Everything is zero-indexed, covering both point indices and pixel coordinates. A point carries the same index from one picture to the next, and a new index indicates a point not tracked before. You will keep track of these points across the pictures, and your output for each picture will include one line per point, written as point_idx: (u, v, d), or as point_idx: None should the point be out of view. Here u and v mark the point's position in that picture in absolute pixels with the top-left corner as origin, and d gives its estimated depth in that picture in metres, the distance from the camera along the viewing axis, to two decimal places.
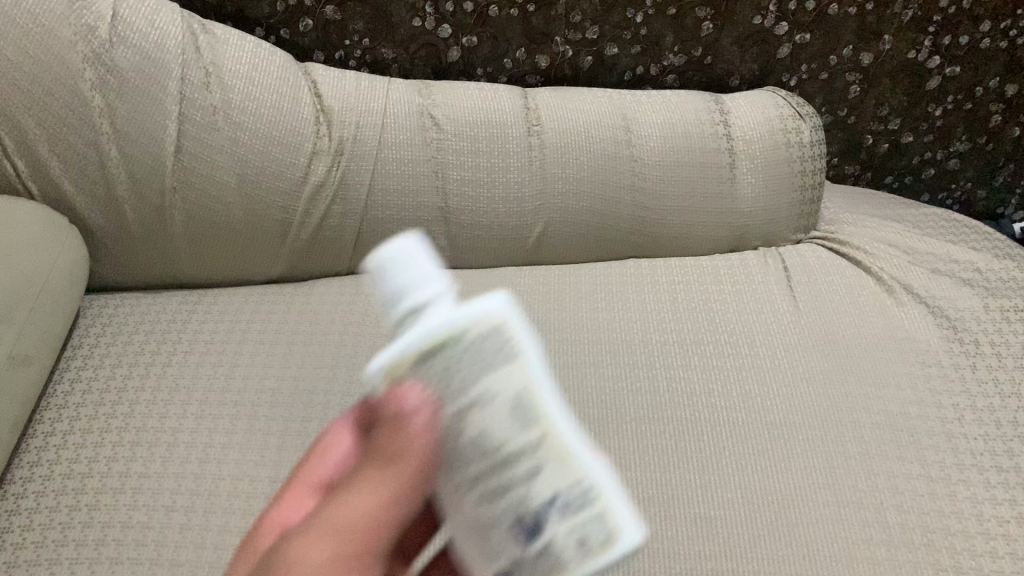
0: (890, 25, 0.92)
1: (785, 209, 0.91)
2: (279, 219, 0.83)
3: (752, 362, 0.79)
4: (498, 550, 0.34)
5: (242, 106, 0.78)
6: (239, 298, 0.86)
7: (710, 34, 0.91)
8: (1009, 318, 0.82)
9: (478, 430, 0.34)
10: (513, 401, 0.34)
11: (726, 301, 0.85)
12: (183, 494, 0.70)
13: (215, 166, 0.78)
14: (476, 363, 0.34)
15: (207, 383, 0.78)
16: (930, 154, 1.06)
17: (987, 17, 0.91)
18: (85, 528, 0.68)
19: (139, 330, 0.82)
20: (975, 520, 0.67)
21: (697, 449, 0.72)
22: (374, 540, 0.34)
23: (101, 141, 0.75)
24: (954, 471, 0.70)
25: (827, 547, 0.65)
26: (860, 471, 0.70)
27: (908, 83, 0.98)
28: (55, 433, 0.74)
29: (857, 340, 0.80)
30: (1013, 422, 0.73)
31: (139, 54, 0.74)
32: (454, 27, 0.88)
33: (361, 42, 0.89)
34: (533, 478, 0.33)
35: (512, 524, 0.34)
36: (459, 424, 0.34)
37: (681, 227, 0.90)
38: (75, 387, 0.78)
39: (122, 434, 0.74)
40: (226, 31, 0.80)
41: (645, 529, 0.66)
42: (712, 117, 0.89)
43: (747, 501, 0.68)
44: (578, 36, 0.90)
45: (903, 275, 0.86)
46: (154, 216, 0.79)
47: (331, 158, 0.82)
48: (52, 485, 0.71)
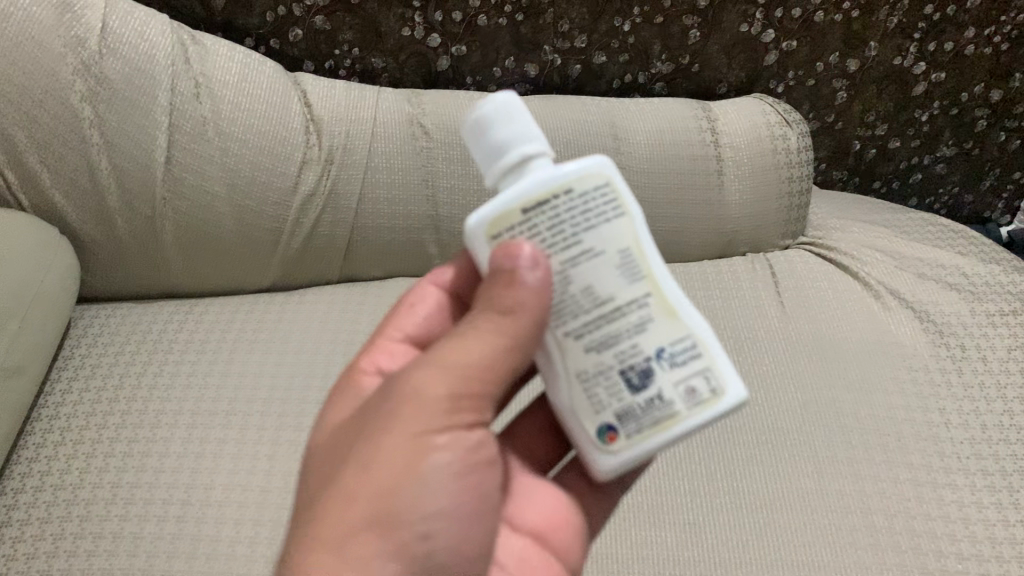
0: (875, 32, 0.92)
1: (773, 215, 0.92)
2: (270, 228, 0.83)
3: (741, 368, 0.79)
4: (608, 390, 0.42)
5: (231, 117, 0.79)
6: (230, 306, 0.87)
7: (697, 43, 0.92)
8: (995, 322, 0.83)
9: (590, 282, 0.42)
10: (621, 257, 0.42)
11: (716, 307, 0.86)
12: (174, 503, 0.70)
13: (205, 176, 0.79)
14: (589, 224, 0.42)
15: (199, 392, 0.78)
16: (917, 159, 1.07)
17: (972, 24, 0.92)
18: (78, 540, 0.68)
19: (131, 339, 0.83)
20: (962, 523, 0.68)
21: (686, 454, 0.72)
22: (488, 381, 0.41)
23: (92, 152, 0.75)
24: (941, 474, 0.71)
25: (816, 553, 0.65)
26: (847, 475, 0.70)
27: (894, 89, 0.99)
28: (47, 443, 0.75)
29: (845, 345, 0.81)
30: (999, 426, 0.74)
31: (128, 66, 0.75)
32: (443, 37, 0.89)
33: (351, 52, 0.89)
34: (644, 330, 0.42)
35: (624, 369, 0.42)
36: (575, 277, 0.42)
37: (671, 234, 0.90)
38: (66, 399, 0.78)
39: (114, 444, 0.74)
40: (215, 42, 0.81)
41: (634, 535, 0.67)
42: (700, 124, 0.90)
43: (736, 507, 0.68)
44: (567, 46, 0.91)
45: (889, 280, 0.87)
46: (144, 226, 0.79)
47: (321, 167, 0.83)
48: (43, 496, 0.71)
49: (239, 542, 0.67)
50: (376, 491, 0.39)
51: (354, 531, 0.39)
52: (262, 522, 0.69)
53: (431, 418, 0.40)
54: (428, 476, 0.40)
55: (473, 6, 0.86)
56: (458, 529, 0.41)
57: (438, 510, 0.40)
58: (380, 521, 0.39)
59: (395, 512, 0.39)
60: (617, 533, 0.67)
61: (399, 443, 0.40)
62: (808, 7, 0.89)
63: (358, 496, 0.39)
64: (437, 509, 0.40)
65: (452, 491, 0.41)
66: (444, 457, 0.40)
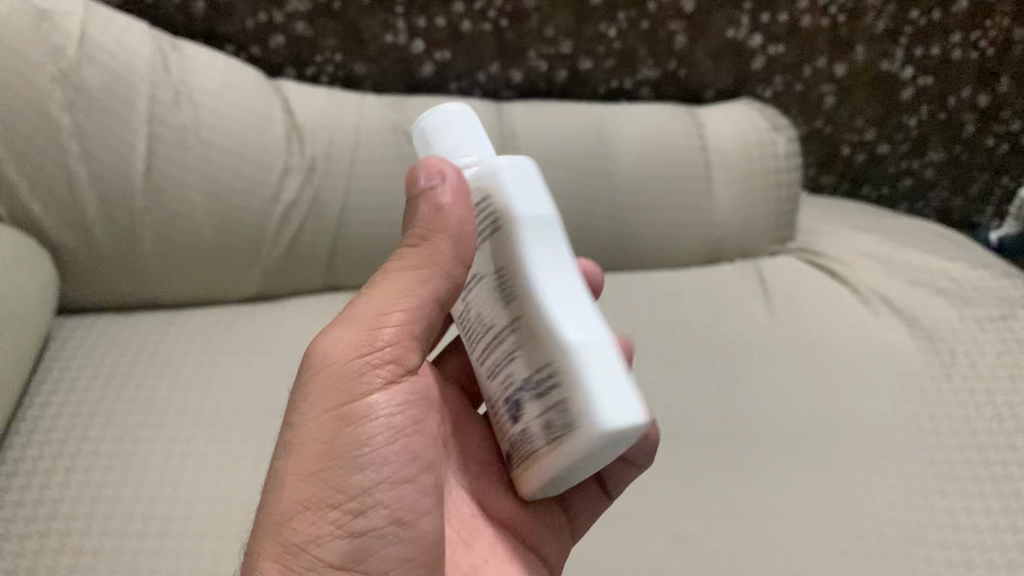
0: (863, 36, 0.92)
1: (761, 220, 0.91)
2: (252, 237, 0.82)
3: (730, 376, 0.78)
4: (502, 403, 0.43)
5: (212, 126, 0.78)
6: (212, 317, 0.85)
7: (684, 48, 0.91)
8: (982, 327, 0.81)
9: (483, 302, 0.44)
10: (501, 277, 0.42)
11: (705, 313, 0.84)
12: (155, 518, 0.67)
13: (185, 184, 0.78)
14: (483, 242, 0.43)
15: (182, 404, 0.76)
16: (906, 164, 1.07)
17: (958, 29, 0.92)
18: (57, 556, 0.64)
19: (111, 351, 0.80)
20: (951, 529, 0.66)
21: (676, 464, 0.71)
22: (409, 331, 0.44)
23: (69, 162, 0.73)
24: (932, 481, 0.70)
25: (809, 563, 0.64)
26: (838, 483, 0.69)
27: (881, 93, 0.98)
28: (24, 458, 0.71)
29: (836, 352, 0.80)
30: (988, 432, 0.73)
31: (108, 75, 0.74)
32: (427, 42, 0.88)
33: (333, 58, 0.88)
34: (515, 358, 0.41)
35: (507, 398, 0.43)
36: (476, 299, 0.44)
37: (657, 240, 0.89)
38: (46, 414, 0.74)
39: (94, 458, 0.71)
40: (195, 49, 0.80)
41: (625, 547, 0.65)
42: (687, 130, 0.89)
43: (731, 518, 0.67)
44: (552, 51, 0.90)
45: (879, 285, 0.86)
46: (125, 237, 0.78)
47: (303, 175, 0.83)
48: (22, 512, 0.67)
49: (219, 556, 0.65)
50: (306, 470, 0.42)
51: (288, 510, 0.41)
52: (245, 536, 0.67)
53: (345, 389, 0.43)
54: (351, 445, 0.42)
55: (457, 12, 0.85)
56: (396, 495, 0.43)
57: (366, 477, 0.42)
58: (310, 495, 0.41)
59: (330, 489, 0.42)
60: (607, 545, 0.65)
61: (325, 421, 0.43)
62: (794, 12, 0.89)
63: (293, 480, 0.42)
64: (376, 478, 0.42)
65: (381, 456, 0.43)
66: (366, 423, 0.43)
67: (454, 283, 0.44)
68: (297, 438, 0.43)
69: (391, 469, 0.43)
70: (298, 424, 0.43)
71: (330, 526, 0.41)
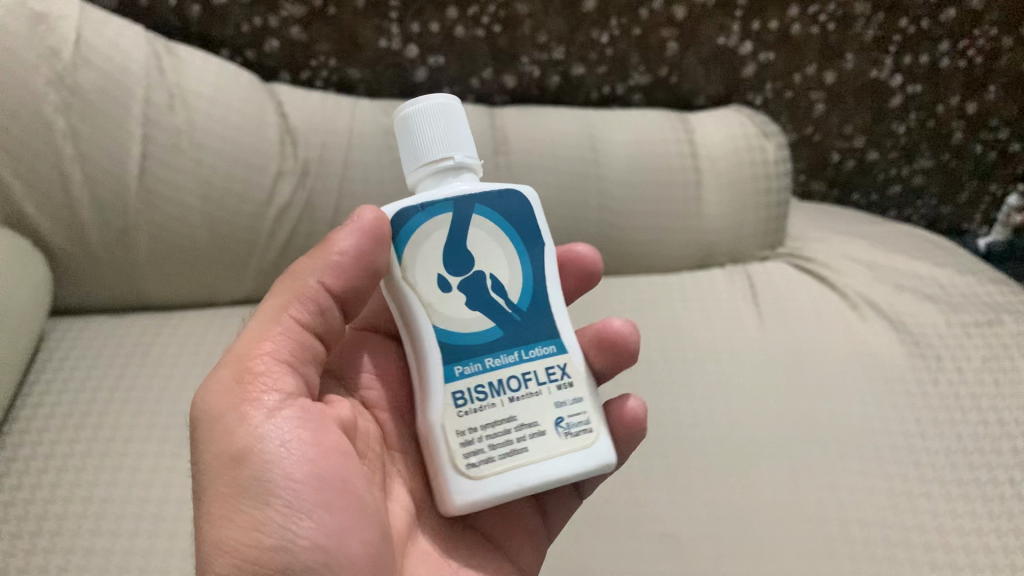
0: (852, 44, 0.93)
1: (750, 225, 0.92)
2: (245, 241, 0.83)
3: (720, 380, 0.78)
4: None
5: (206, 128, 0.79)
6: (204, 319, 0.86)
7: (675, 54, 0.92)
8: (968, 333, 0.82)
9: None
10: None
11: (694, 317, 0.85)
12: (147, 518, 0.68)
13: (178, 187, 0.78)
14: None
15: (173, 404, 0.76)
16: (895, 171, 1.08)
17: (946, 37, 0.93)
18: (48, 555, 0.65)
19: (103, 352, 0.81)
20: (935, 532, 0.67)
21: (664, 466, 0.71)
22: (278, 355, 0.46)
23: (63, 163, 0.74)
24: (916, 484, 0.70)
25: (794, 564, 0.65)
26: (823, 485, 0.70)
27: (870, 101, 0.99)
28: (16, 457, 0.71)
29: (823, 357, 0.80)
30: (972, 437, 0.74)
31: (103, 77, 0.75)
32: (420, 47, 0.89)
33: (328, 63, 0.89)
34: None
35: None
36: None
37: (648, 244, 0.90)
38: (38, 414, 0.74)
39: (86, 458, 0.71)
40: (190, 53, 0.82)
41: (614, 549, 0.65)
42: (677, 136, 0.90)
43: (716, 520, 0.67)
44: (545, 57, 0.91)
45: (867, 291, 0.87)
46: (118, 238, 0.78)
47: (296, 178, 0.84)
48: (14, 511, 0.67)
49: None
50: (218, 514, 0.41)
51: (207, 561, 0.40)
52: None
53: (239, 421, 0.43)
54: (253, 473, 0.41)
55: (451, 18, 0.86)
56: (311, 512, 0.41)
57: (276, 505, 0.41)
58: (223, 537, 0.40)
59: (243, 526, 0.40)
60: (594, 546, 0.66)
61: (221, 461, 0.42)
62: (785, 19, 0.90)
63: (212, 528, 0.41)
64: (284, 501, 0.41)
65: (287, 479, 0.42)
66: (263, 450, 0.42)
67: (311, 304, 0.48)
68: (204, 489, 0.42)
69: (301, 488, 0.42)
70: (201, 474, 0.43)
71: (255, 560, 0.40)
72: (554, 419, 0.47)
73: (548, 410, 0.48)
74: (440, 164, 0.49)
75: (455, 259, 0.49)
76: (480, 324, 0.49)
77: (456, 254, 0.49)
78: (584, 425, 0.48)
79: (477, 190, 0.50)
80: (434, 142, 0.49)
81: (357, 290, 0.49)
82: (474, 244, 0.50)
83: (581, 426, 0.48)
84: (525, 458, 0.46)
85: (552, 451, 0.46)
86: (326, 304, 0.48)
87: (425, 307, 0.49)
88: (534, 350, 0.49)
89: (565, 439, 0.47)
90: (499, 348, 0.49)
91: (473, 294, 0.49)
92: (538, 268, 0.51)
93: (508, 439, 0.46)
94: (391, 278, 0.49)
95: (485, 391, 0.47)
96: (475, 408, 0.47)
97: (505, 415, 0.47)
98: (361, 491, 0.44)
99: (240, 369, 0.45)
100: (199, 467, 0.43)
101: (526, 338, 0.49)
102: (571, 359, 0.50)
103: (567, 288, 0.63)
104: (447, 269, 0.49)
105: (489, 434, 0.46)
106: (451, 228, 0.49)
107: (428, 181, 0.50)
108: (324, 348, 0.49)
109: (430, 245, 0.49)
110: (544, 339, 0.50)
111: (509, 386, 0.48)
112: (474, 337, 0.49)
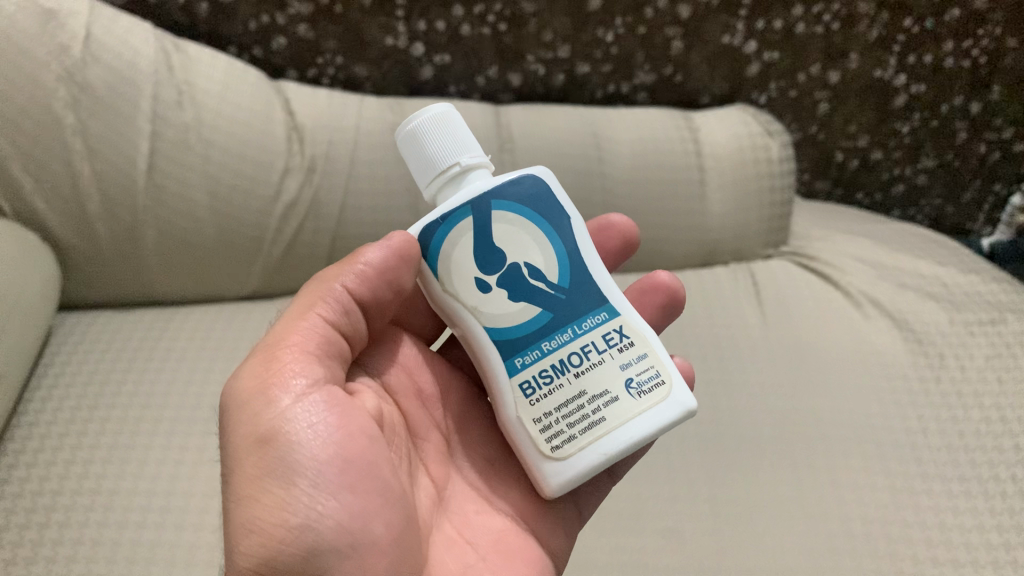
0: (857, 43, 0.94)
1: (753, 224, 0.92)
2: (252, 236, 0.83)
3: (723, 376, 0.79)
4: None
5: (214, 124, 0.80)
6: (211, 314, 0.86)
7: (680, 53, 0.93)
8: (970, 332, 0.82)
9: None
10: None
11: (697, 314, 0.85)
12: (153, 511, 0.68)
13: (187, 182, 0.79)
14: None
15: (180, 398, 0.77)
16: (898, 170, 1.08)
17: (950, 37, 0.93)
18: (56, 546, 0.65)
19: (110, 347, 0.81)
20: (937, 529, 0.67)
21: (667, 462, 0.72)
22: (305, 345, 0.47)
23: (73, 159, 0.75)
24: (918, 481, 0.71)
25: (796, 560, 0.65)
26: (824, 482, 0.70)
27: (875, 101, 1.00)
28: (25, 450, 0.72)
29: (825, 353, 0.81)
30: (974, 435, 0.74)
31: (113, 73, 0.76)
32: (427, 46, 0.89)
33: (335, 61, 0.90)
34: None
35: None
36: None
37: (651, 242, 0.90)
38: (46, 407, 0.75)
39: (94, 451, 0.72)
40: (198, 50, 0.82)
41: (618, 543, 0.66)
42: (682, 135, 0.90)
43: (720, 515, 0.68)
44: (550, 56, 0.91)
45: (869, 289, 0.87)
46: (127, 234, 0.79)
47: (303, 175, 0.84)
48: (23, 503, 0.68)
49: (213, 547, 0.66)
50: (244, 498, 0.42)
51: (235, 542, 0.41)
52: None
53: (266, 406, 0.44)
54: (279, 454, 0.42)
55: (457, 16, 0.87)
56: (335, 495, 0.42)
57: (301, 487, 0.41)
58: (251, 518, 0.41)
59: (270, 508, 0.41)
60: (599, 540, 0.66)
61: (248, 445, 0.43)
62: (789, 19, 0.91)
63: (239, 511, 0.42)
64: (308, 483, 0.42)
65: (313, 460, 0.42)
66: (290, 432, 0.43)
67: (335, 302, 0.49)
68: (232, 472, 0.43)
69: (325, 471, 0.42)
70: (229, 459, 0.44)
71: (280, 541, 0.40)
72: (624, 382, 0.49)
73: (616, 375, 0.49)
74: (448, 173, 0.50)
75: (485, 256, 0.50)
76: (524, 314, 0.50)
77: (487, 253, 0.50)
78: (655, 380, 0.49)
79: (491, 186, 0.50)
80: (433, 155, 0.50)
81: (377, 291, 0.50)
82: (501, 238, 0.50)
83: (652, 381, 0.49)
84: (603, 427, 0.48)
85: (628, 414, 0.48)
86: (349, 303, 0.49)
87: (473, 312, 0.50)
88: (587, 321, 0.50)
89: (638, 399, 0.48)
90: (551, 331, 0.50)
91: (513, 287, 0.50)
92: (566, 236, 0.52)
93: (583, 414, 0.48)
94: (422, 267, 0.51)
95: (550, 374, 0.49)
96: (545, 393, 0.49)
97: (576, 392, 0.49)
98: (385, 477, 0.44)
99: (269, 357, 0.46)
100: (227, 452, 0.44)
101: (576, 312, 0.50)
102: (626, 318, 0.51)
103: (614, 251, 0.66)
104: (482, 272, 0.50)
105: (563, 414, 0.48)
106: (476, 229, 0.50)
107: (445, 191, 0.51)
108: (351, 337, 0.50)
109: (461, 251, 0.50)
110: (593, 308, 0.51)
111: (572, 362, 0.49)
112: (526, 327, 0.50)
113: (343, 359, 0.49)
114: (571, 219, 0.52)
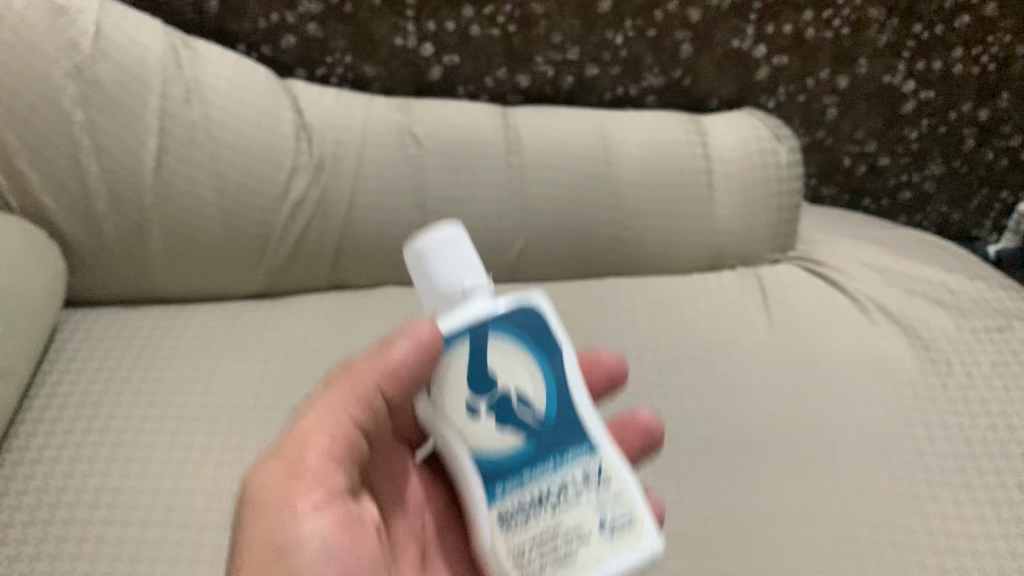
0: (866, 49, 0.94)
1: (761, 227, 0.91)
2: (257, 234, 0.82)
3: (730, 381, 0.79)
4: None
5: (222, 122, 0.80)
6: (214, 313, 0.85)
7: (690, 57, 0.93)
8: (978, 339, 0.82)
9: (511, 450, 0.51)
10: None
11: (705, 318, 0.84)
12: (158, 509, 0.68)
13: (195, 180, 0.79)
14: None
15: (185, 397, 0.76)
16: (906, 176, 1.07)
17: (959, 44, 0.93)
18: (60, 543, 0.65)
19: (114, 344, 0.81)
20: (944, 535, 0.67)
21: (673, 467, 0.71)
22: (320, 453, 0.46)
23: (81, 155, 0.76)
24: (924, 487, 0.70)
25: (800, 564, 0.65)
26: (830, 488, 0.70)
27: (883, 107, 0.99)
28: (30, 446, 0.72)
29: (833, 359, 0.80)
30: (981, 442, 0.74)
31: (121, 70, 0.77)
32: (436, 46, 0.89)
33: (344, 60, 0.89)
34: None
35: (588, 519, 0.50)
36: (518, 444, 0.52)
37: (658, 245, 0.89)
38: (51, 404, 0.75)
39: (99, 448, 0.72)
40: (208, 48, 0.82)
41: None
42: (690, 138, 0.90)
43: (728, 516, 0.68)
44: (559, 57, 0.91)
45: (878, 295, 0.86)
46: (133, 231, 0.79)
47: (311, 174, 0.83)
48: (28, 499, 0.68)
49: (219, 547, 0.66)
50: None
51: None
52: None
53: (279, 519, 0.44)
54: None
55: (466, 17, 0.87)
56: None
57: None
58: None
59: None
60: None
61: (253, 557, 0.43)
62: (799, 23, 0.91)
63: None
64: None
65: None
66: (297, 553, 0.43)
67: (364, 404, 0.48)
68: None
69: None
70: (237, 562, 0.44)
71: None
72: (599, 523, 0.47)
73: (593, 515, 0.47)
74: (455, 297, 0.47)
75: (477, 379, 0.47)
76: (510, 442, 0.47)
77: (479, 377, 0.47)
78: (630, 524, 0.47)
79: (493, 312, 0.47)
80: (437, 283, 0.47)
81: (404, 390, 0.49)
82: (495, 363, 0.47)
83: (626, 524, 0.47)
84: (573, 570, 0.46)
85: (598, 558, 0.46)
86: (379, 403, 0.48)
87: (460, 439, 0.47)
88: (570, 455, 0.47)
89: (613, 544, 0.46)
90: (534, 461, 0.47)
91: (504, 412, 0.47)
92: (557, 360, 0.48)
93: (554, 553, 0.46)
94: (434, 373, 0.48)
95: (528, 508, 0.46)
96: (521, 526, 0.46)
97: (550, 529, 0.46)
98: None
99: (290, 461, 0.46)
100: (236, 554, 0.45)
101: (562, 443, 0.47)
102: (607, 457, 0.48)
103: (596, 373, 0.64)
104: (471, 396, 0.47)
105: (535, 548, 0.46)
106: (470, 353, 0.46)
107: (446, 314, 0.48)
108: (372, 434, 0.50)
109: (451, 374, 0.47)
110: (579, 439, 0.48)
111: (552, 496, 0.47)
112: (511, 455, 0.47)
113: (361, 459, 0.49)
114: (561, 344, 0.48)
